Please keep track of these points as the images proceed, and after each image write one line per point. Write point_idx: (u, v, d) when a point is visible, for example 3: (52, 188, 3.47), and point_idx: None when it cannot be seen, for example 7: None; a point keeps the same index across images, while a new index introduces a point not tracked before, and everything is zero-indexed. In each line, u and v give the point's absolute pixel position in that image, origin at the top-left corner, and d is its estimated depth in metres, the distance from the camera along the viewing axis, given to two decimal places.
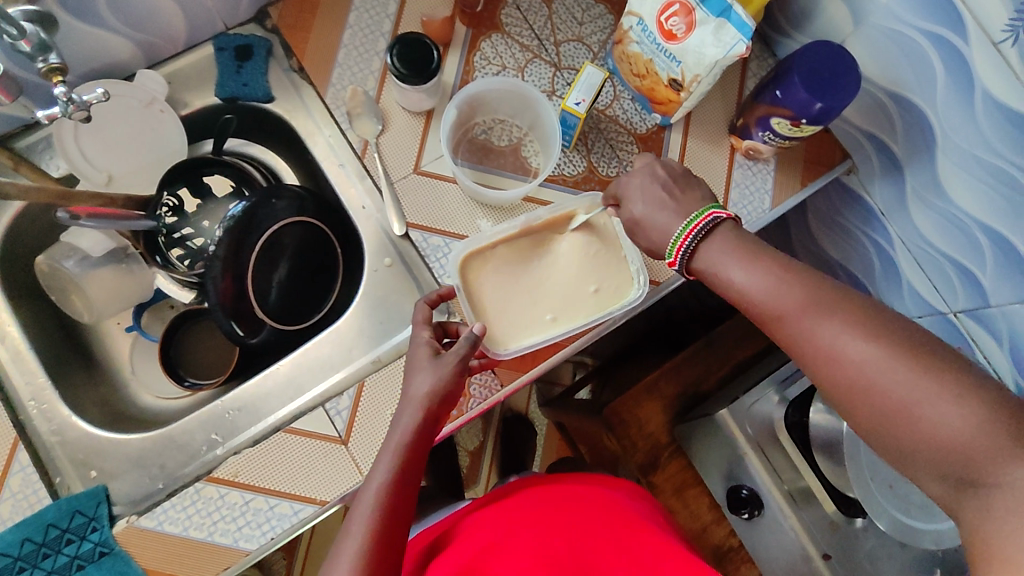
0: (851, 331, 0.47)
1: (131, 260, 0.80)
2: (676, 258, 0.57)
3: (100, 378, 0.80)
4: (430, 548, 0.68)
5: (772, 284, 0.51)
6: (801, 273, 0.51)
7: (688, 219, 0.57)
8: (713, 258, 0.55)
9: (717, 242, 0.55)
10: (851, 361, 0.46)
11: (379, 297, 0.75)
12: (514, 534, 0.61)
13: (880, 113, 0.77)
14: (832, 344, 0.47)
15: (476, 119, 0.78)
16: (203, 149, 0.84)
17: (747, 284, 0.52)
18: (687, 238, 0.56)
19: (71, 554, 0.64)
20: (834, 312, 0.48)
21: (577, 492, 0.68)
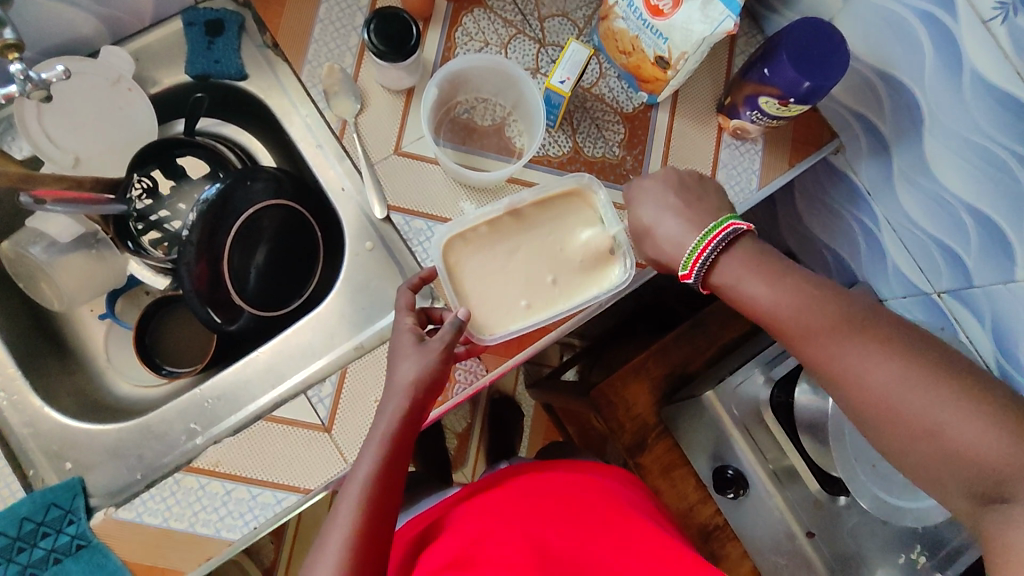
0: (876, 352, 0.51)
1: (102, 245, 0.78)
2: (692, 271, 0.59)
3: (74, 367, 0.78)
4: (421, 536, 0.67)
5: (797, 303, 0.54)
6: (822, 291, 0.54)
7: (705, 230, 0.58)
8: (735, 274, 0.57)
9: (739, 258, 0.57)
10: (877, 383, 0.50)
11: (360, 282, 0.73)
12: (504, 524, 0.60)
13: (868, 92, 0.76)
14: (859, 363, 0.51)
15: (458, 97, 0.76)
16: (175, 129, 0.81)
17: (771, 302, 0.55)
18: (706, 251, 0.58)
19: (47, 548, 0.62)
20: (858, 334, 0.52)
21: (568, 481, 0.68)
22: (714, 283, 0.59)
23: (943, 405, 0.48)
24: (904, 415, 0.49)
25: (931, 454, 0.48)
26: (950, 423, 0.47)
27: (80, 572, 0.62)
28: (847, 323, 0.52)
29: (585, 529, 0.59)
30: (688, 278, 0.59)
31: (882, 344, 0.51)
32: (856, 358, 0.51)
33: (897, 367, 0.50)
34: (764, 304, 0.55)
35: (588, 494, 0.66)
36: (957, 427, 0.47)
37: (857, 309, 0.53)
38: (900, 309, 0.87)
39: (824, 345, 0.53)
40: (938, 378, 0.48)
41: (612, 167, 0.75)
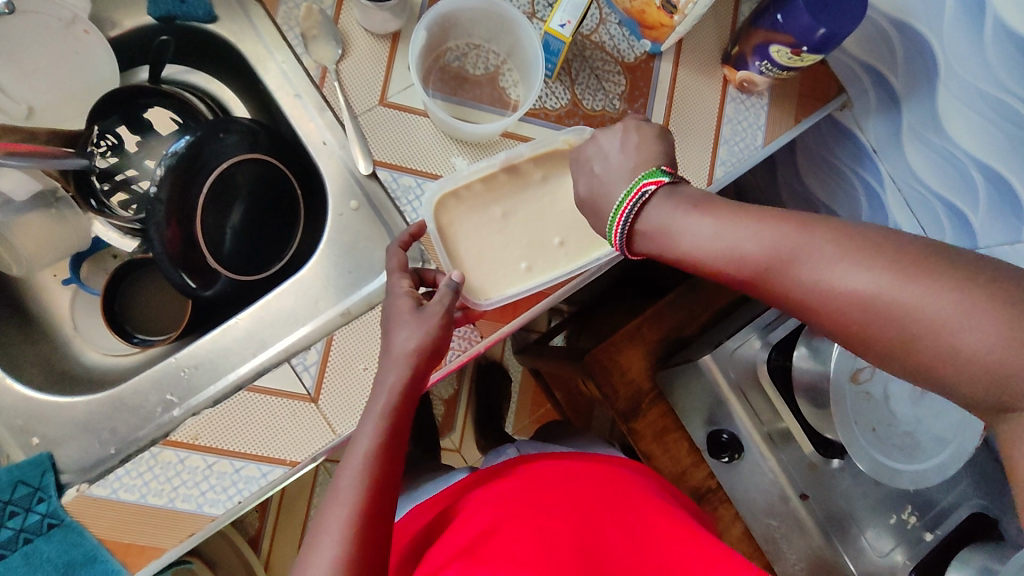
0: (832, 255, 0.39)
1: (63, 204, 0.72)
2: (617, 244, 0.50)
3: (38, 336, 0.72)
4: (429, 524, 0.65)
5: (728, 241, 0.43)
6: (755, 216, 0.43)
7: (618, 199, 0.49)
8: (657, 235, 0.47)
9: (655, 215, 0.47)
10: (843, 291, 0.38)
11: (346, 243, 0.69)
12: (517, 514, 0.58)
13: (881, 42, 0.72)
14: (816, 278, 0.39)
15: (448, 43, 0.70)
16: (138, 77, 0.73)
17: (699, 256, 0.45)
18: (620, 223, 0.49)
19: (16, 527, 0.59)
20: (806, 244, 0.40)
21: (579, 469, 0.66)
22: (643, 248, 0.49)
23: (916, 296, 0.36)
24: (877, 324, 0.37)
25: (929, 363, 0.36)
26: (938, 314, 0.35)
27: (53, 552, 0.58)
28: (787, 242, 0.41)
29: (598, 519, 0.58)
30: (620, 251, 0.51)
31: (830, 248, 0.39)
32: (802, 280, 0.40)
33: (849, 269, 0.38)
34: (691, 265, 0.45)
35: (599, 481, 0.64)
36: (942, 314, 0.35)
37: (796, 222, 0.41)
38: None
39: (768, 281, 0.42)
40: (909, 265, 0.36)
41: (612, 121, 0.71)
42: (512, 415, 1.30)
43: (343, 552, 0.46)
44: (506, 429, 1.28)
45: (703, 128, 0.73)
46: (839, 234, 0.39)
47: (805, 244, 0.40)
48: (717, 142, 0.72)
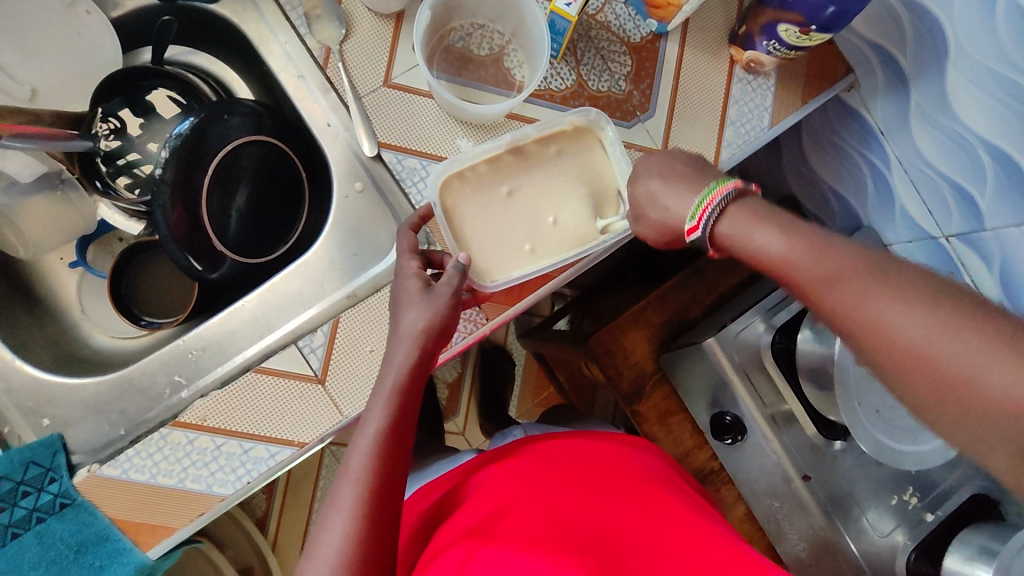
0: (902, 296, 0.39)
1: (67, 186, 0.71)
2: (700, 220, 0.49)
3: (45, 319, 0.72)
4: (438, 503, 0.66)
5: (807, 250, 0.44)
6: (836, 238, 0.43)
7: (708, 188, 0.50)
8: (747, 221, 0.47)
9: (748, 208, 0.48)
10: (901, 332, 0.39)
11: (351, 226, 0.69)
12: (526, 494, 0.59)
13: (889, 22, 0.71)
14: (879, 312, 0.40)
15: (452, 23, 0.70)
16: (141, 58, 0.72)
17: (781, 250, 0.45)
18: (710, 204, 0.48)
19: (29, 507, 0.59)
20: (880, 280, 0.40)
21: (588, 450, 0.67)
22: (724, 232, 0.49)
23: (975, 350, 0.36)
24: (926, 363, 0.38)
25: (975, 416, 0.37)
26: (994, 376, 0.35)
27: (66, 530, 0.59)
28: (852, 270, 0.41)
29: (608, 498, 0.58)
30: (696, 231, 0.50)
31: (897, 285, 0.40)
32: (862, 305, 0.40)
33: (907, 307, 0.39)
34: (774, 253, 0.45)
35: (608, 461, 0.64)
36: (1000, 373, 0.35)
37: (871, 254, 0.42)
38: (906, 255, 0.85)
39: (831, 296, 0.42)
40: (973, 317, 0.37)
41: (618, 103, 0.70)
42: (515, 399, 1.30)
43: (353, 529, 0.47)
44: (510, 412, 1.29)
45: (709, 109, 0.72)
46: (909, 281, 0.40)
47: (873, 275, 0.41)
48: (724, 122, 0.72)
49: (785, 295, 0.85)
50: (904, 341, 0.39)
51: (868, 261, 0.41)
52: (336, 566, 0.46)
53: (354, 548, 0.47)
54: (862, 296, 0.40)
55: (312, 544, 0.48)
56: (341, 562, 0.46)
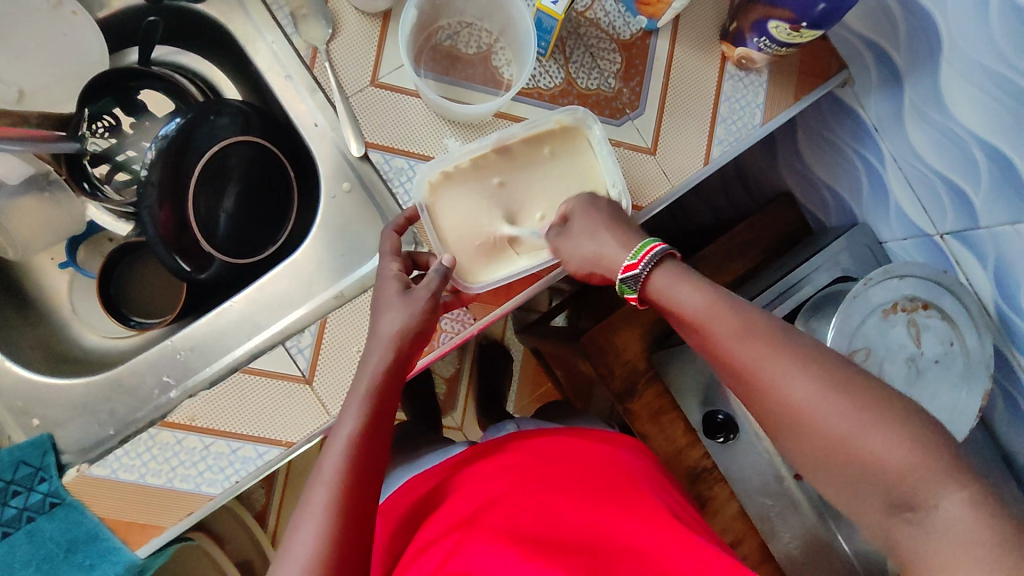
0: (793, 365, 0.48)
1: (55, 187, 0.71)
2: (641, 261, 0.55)
3: (37, 319, 0.73)
4: (424, 498, 0.66)
5: (721, 317, 0.51)
6: (742, 307, 0.52)
7: (643, 243, 0.57)
8: (675, 278, 0.55)
9: (676, 268, 0.55)
10: (793, 396, 0.47)
11: (338, 226, 0.69)
12: (506, 491, 0.59)
13: (883, 17, 0.70)
14: (776, 379, 0.48)
15: (440, 22, 0.69)
16: (128, 59, 0.72)
17: (703, 308, 0.52)
18: (647, 256, 0.55)
19: (19, 506, 0.60)
20: (778, 350, 0.49)
21: (569, 447, 0.67)
22: (656, 280, 0.55)
23: (852, 420, 0.45)
24: (809, 423, 0.47)
25: (848, 473, 0.46)
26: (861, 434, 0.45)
27: (55, 529, 0.59)
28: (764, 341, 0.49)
29: (591, 497, 0.58)
30: (634, 269, 0.55)
31: (798, 355, 0.48)
32: (768, 370, 0.49)
33: (805, 379, 0.47)
34: (700, 307, 0.52)
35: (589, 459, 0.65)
36: (869, 438, 0.45)
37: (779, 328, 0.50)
38: (901, 252, 0.85)
39: (743, 354, 0.50)
40: (846, 387, 0.46)
41: (607, 101, 0.70)
42: (513, 395, 1.30)
43: (328, 531, 0.47)
44: (507, 408, 1.29)
45: (700, 107, 0.71)
46: (799, 352, 0.48)
47: (779, 346, 0.49)
48: (715, 120, 0.71)
49: (778, 293, 0.84)
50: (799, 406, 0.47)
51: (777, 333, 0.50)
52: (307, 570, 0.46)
53: (330, 550, 0.46)
54: (772, 360, 0.49)
55: (284, 546, 0.48)
56: (310, 566, 0.46)
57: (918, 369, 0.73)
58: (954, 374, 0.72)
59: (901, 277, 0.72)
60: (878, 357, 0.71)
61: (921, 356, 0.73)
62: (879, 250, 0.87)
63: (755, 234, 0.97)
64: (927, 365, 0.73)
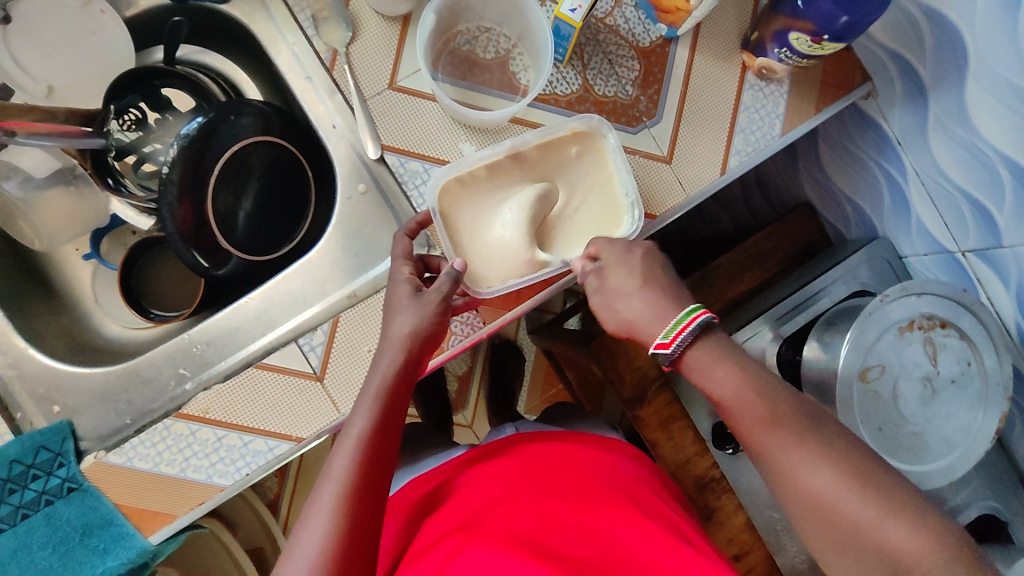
0: (814, 456, 0.50)
1: (80, 182, 0.73)
2: (674, 340, 0.54)
3: (61, 308, 0.75)
4: (428, 499, 0.67)
5: (749, 395, 0.53)
6: (770, 389, 0.53)
7: (677, 316, 0.55)
8: (710, 358, 0.54)
9: (711, 344, 0.55)
10: (812, 485, 0.49)
11: (354, 226, 0.70)
12: (508, 496, 0.60)
13: (909, 31, 0.68)
14: (798, 468, 0.50)
15: (458, 26, 0.70)
16: (153, 57, 0.74)
17: (733, 393, 0.53)
18: (684, 332, 0.54)
19: (38, 489, 0.62)
20: (800, 439, 0.51)
21: (573, 453, 0.67)
22: (689, 358, 0.55)
23: (872, 512, 0.47)
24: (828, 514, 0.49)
25: (869, 567, 0.47)
26: (879, 526, 0.47)
27: (72, 513, 0.61)
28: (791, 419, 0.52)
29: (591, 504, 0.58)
30: (667, 348, 0.54)
31: (822, 444, 0.50)
32: (792, 459, 0.50)
33: (825, 465, 0.49)
34: (731, 395, 0.53)
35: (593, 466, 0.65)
36: (888, 530, 0.46)
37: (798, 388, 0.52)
38: (920, 268, 0.83)
39: (769, 440, 0.52)
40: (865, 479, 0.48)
41: (624, 108, 0.69)
42: (524, 395, 1.31)
43: (331, 529, 0.47)
44: (518, 409, 1.29)
45: (718, 117, 0.70)
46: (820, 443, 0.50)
47: (806, 432, 0.51)
48: (732, 129, 0.70)
49: (794, 305, 0.84)
50: (823, 495, 0.49)
51: (803, 419, 0.52)
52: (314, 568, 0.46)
53: (331, 550, 0.47)
54: (799, 450, 0.50)
55: (291, 543, 0.48)
56: (317, 565, 0.46)
57: (934, 388, 0.71)
58: (970, 394, 0.71)
59: (919, 295, 0.70)
60: (892, 374, 0.71)
61: (938, 375, 0.72)
62: (898, 265, 0.86)
63: (772, 244, 0.96)
64: (943, 385, 0.72)
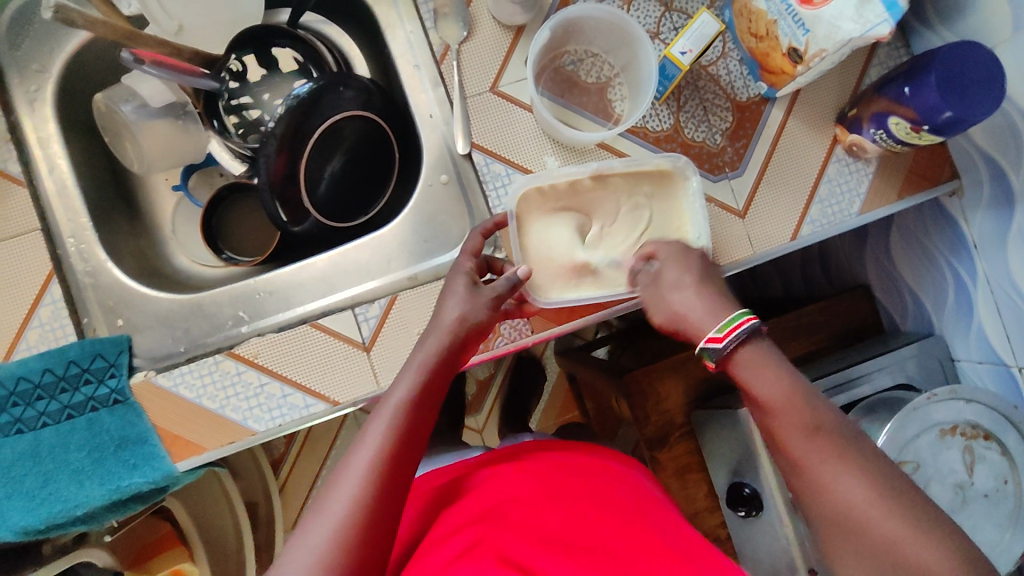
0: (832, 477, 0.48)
1: (188, 118, 0.78)
2: (726, 336, 0.54)
3: (140, 231, 0.80)
4: (443, 492, 0.68)
5: (787, 394, 0.52)
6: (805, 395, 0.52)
7: (730, 317, 0.55)
8: (760, 360, 0.54)
9: (759, 348, 0.54)
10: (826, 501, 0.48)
11: (427, 213, 0.72)
12: (525, 500, 0.61)
13: (1010, 137, 0.67)
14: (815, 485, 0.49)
15: (567, 47, 0.72)
16: (279, 18, 0.80)
17: (780, 397, 0.52)
18: (736, 332, 0.54)
19: (87, 395, 0.64)
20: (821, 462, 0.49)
21: (590, 466, 0.68)
22: (741, 357, 0.54)
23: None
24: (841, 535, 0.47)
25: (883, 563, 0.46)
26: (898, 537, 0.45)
27: (113, 424, 0.64)
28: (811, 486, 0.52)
29: (603, 519, 0.59)
30: (717, 343, 0.54)
31: (847, 458, 0.48)
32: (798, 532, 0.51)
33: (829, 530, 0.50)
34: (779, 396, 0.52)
35: (610, 480, 0.66)
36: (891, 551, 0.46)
37: (842, 431, 0.50)
38: (971, 374, 0.81)
39: (800, 452, 0.50)
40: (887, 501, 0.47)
41: (709, 155, 0.71)
42: (540, 411, 1.31)
43: (362, 492, 0.48)
44: (531, 425, 1.29)
45: (800, 183, 0.71)
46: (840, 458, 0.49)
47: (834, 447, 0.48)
48: (810, 199, 0.71)
49: (837, 384, 0.83)
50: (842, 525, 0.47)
51: None
52: (340, 528, 0.47)
53: (360, 514, 0.48)
54: (813, 484, 0.49)
55: (320, 501, 0.49)
56: (344, 522, 0.47)
57: (964, 498, 0.70)
58: (1000, 513, 0.70)
59: (967, 401, 0.69)
60: (926, 475, 0.69)
61: (971, 486, 0.70)
62: (949, 367, 0.83)
63: (824, 317, 0.97)
64: (975, 497, 0.70)
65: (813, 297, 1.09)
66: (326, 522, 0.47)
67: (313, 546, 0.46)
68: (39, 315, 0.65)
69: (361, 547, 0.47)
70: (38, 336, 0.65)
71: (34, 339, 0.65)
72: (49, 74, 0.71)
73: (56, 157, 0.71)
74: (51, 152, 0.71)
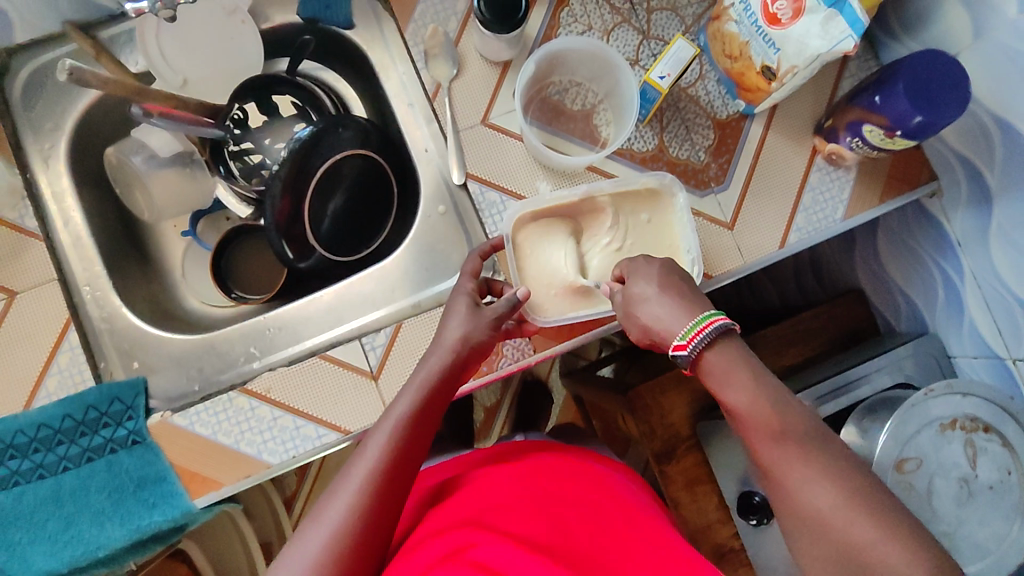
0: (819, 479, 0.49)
1: (196, 166, 0.82)
2: (691, 342, 0.55)
3: (152, 277, 0.83)
4: (441, 491, 0.69)
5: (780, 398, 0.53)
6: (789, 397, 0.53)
7: (691, 323, 0.56)
8: (725, 363, 0.54)
9: (730, 348, 0.55)
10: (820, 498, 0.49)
11: (427, 243, 0.75)
12: (524, 502, 0.62)
13: (980, 139, 0.70)
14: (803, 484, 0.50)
15: (552, 77, 0.76)
16: (278, 67, 0.83)
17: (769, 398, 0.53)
18: (697, 337, 0.54)
19: (106, 437, 0.66)
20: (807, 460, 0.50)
21: (592, 473, 0.69)
22: (707, 360, 0.55)
23: None
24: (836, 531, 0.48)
25: None
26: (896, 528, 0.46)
27: (132, 465, 0.66)
28: None
29: (604, 526, 0.60)
30: (683, 349, 0.55)
31: (839, 458, 0.50)
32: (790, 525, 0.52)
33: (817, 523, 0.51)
34: (768, 399, 0.53)
35: (612, 489, 0.67)
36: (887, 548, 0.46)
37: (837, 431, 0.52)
38: (967, 369, 0.82)
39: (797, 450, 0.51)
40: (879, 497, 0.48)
41: (694, 171, 0.74)
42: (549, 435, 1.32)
43: (359, 501, 0.50)
44: None
45: (783, 193, 0.74)
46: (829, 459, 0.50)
47: (825, 448, 0.50)
48: (794, 208, 0.74)
49: (836, 387, 0.84)
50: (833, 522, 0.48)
51: None
52: (337, 534, 0.49)
53: (355, 522, 0.49)
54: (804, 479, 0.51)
55: (318, 509, 0.51)
56: (339, 528, 0.49)
57: (970, 491, 0.71)
58: (1007, 504, 0.71)
59: (964, 394, 0.71)
60: (929, 469, 0.70)
61: (976, 479, 0.71)
62: (946, 363, 0.85)
63: (819, 323, 0.98)
64: (980, 489, 0.71)
65: (809, 305, 1.11)
66: (322, 530, 0.49)
67: (309, 549, 0.48)
68: (57, 363, 0.67)
69: (353, 550, 0.49)
70: (57, 382, 0.67)
71: (53, 385, 0.67)
72: (62, 132, 0.74)
73: (70, 210, 0.74)
74: (65, 206, 0.74)
